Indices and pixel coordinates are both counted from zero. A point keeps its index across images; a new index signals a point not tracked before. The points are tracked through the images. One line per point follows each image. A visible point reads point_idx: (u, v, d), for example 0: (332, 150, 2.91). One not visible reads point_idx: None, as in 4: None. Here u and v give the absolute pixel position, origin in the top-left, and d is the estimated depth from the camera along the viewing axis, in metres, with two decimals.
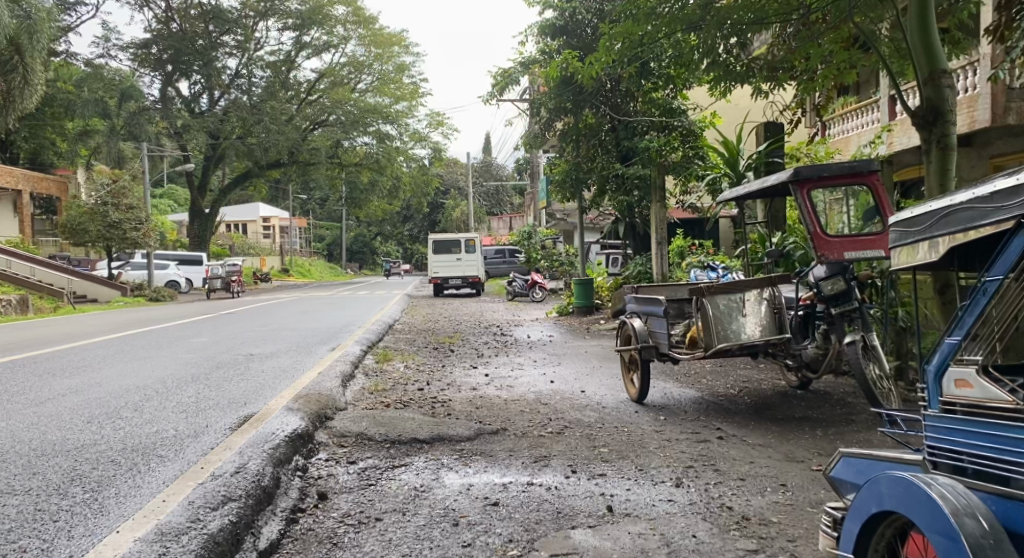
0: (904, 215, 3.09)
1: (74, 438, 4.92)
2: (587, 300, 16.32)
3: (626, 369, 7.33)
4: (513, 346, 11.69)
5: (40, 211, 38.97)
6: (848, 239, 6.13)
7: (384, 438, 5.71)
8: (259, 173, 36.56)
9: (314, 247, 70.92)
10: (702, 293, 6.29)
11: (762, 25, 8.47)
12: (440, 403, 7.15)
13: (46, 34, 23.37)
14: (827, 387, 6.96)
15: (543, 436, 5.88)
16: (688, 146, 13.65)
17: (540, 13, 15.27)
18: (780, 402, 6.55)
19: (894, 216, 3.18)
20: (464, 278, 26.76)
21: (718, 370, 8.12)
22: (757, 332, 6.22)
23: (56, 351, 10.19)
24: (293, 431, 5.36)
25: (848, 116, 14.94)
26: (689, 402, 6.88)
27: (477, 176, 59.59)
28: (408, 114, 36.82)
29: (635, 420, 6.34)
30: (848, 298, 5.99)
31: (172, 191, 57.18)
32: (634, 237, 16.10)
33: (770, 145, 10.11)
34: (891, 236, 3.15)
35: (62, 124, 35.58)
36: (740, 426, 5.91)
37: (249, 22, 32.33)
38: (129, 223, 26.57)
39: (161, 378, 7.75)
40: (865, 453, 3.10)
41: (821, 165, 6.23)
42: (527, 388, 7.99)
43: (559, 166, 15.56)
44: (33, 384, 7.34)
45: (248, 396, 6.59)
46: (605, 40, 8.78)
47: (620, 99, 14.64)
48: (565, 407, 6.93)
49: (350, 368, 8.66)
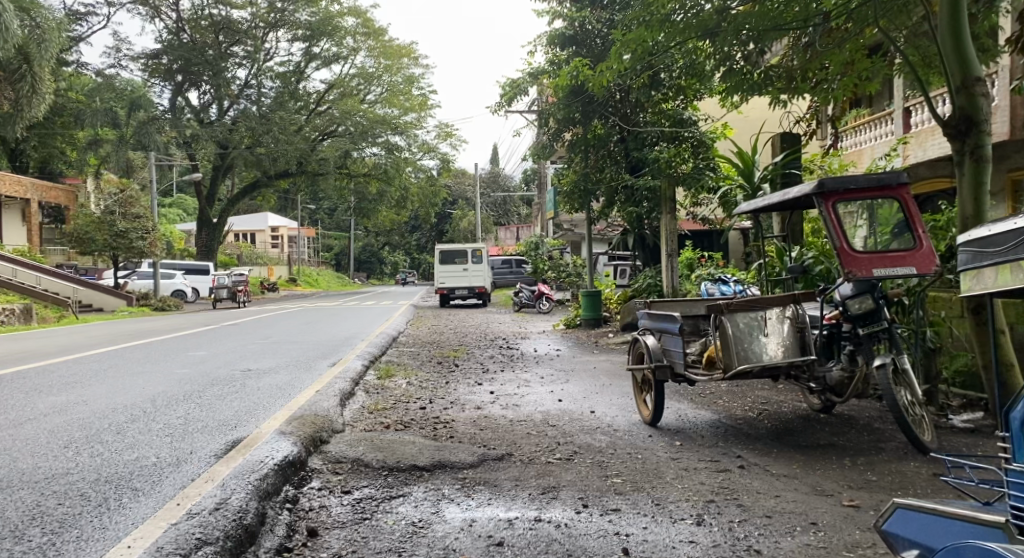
0: (978, 235, 2.87)
1: (45, 467, 4.59)
2: (595, 312, 15.94)
3: (639, 389, 6.96)
4: (520, 361, 11.32)
5: (48, 220, 38.85)
6: (877, 255, 5.72)
7: (382, 464, 5.35)
8: (267, 182, 36.42)
9: (321, 256, 70.71)
10: (721, 310, 5.90)
11: (780, 33, 8.12)
12: (442, 425, 6.80)
13: (56, 43, 23.21)
14: (853, 410, 6.58)
15: (551, 463, 5.54)
16: (699, 158, 13.29)
17: (549, 22, 14.98)
18: (802, 427, 6.16)
19: (963, 234, 2.96)
20: (470, 288, 26.39)
21: (735, 391, 7.72)
22: (780, 353, 5.84)
23: (49, 366, 9.87)
24: (284, 457, 5.02)
25: (861, 128, 14.60)
26: (705, 425, 6.51)
27: (485, 187, 59.37)
28: (417, 125, 36.57)
29: (648, 445, 5.96)
30: (878, 318, 5.65)
31: (180, 201, 57.16)
32: (643, 248, 15.74)
33: (787, 156, 9.75)
34: (959, 257, 2.94)
35: (72, 134, 35.48)
36: (762, 454, 5.53)
37: (260, 33, 32.20)
38: (135, 232, 26.27)
39: (151, 395, 7.46)
40: (926, 506, 2.84)
41: (848, 176, 5.77)
42: (535, 407, 7.62)
43: (568, 177, 15.25)
44: (16, 404, 7.04)
45: (240, 418, 6.23)
46: (616, 49, 8.47)
47: (630, 109, 14.35)
48: (574, 430, 6.56)
49: (350, 386, 8.31)
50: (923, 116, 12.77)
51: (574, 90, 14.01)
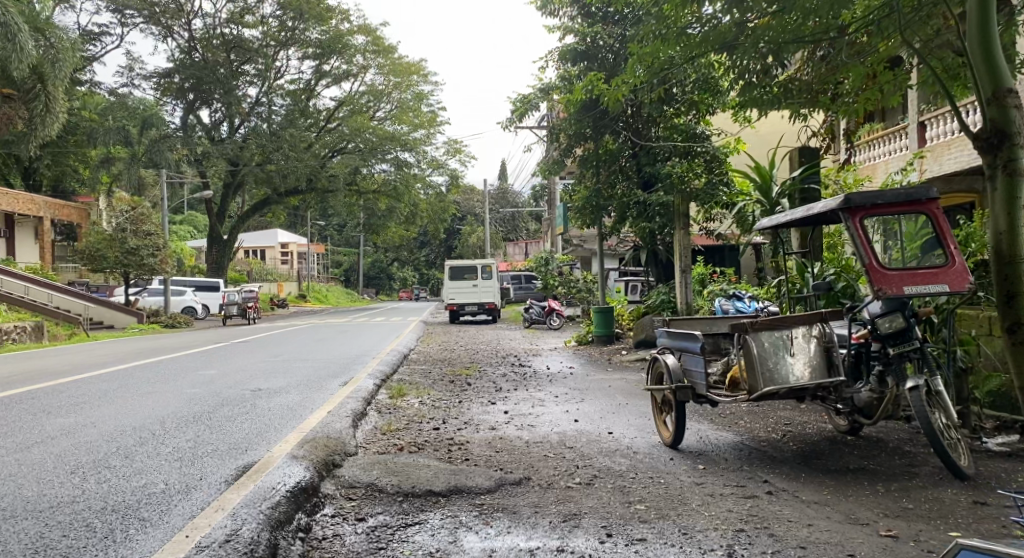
0: None
1: (50, 495, 4.44)
2: (607, 329, 15.73)
3: (659, 410, 6.78)
4: (533, 379, 11.13)
5: (60, 237, 38.97)
6: (907, 272, 5.51)
7: (397, 489, 5.19)
8: (278, 199, 36.49)
9: (331, 272, 70.77)
10: (746, 329, 5.73)
11: (799, 45, 7.86)
12: (457, 446, 6.63)
13: (70, 63, 23.32)
14: (882, 432, 6.38)
15: (570, 488, 5.37)
16: (713, 172, 13.05)
17: (560, 38, 14.91)
18: (830, 450, 5.97)
19: None
20: (480, 304, 26.24)
21: (757, 411, 7.51)
22: (807, 375, 5.65)
23: (58, 386, 9.77)
24: (296, 484, 4.88)
25: (876, 142, 14.40)
26: (728, 447, 6.31)
27: (494, 203, 59.42)
28: (426, 142, 36.59)
29: (670, 469, 5.78)
30: (909, 337, 5.44)
31: (191, 219, 57.35)
32: (656, 265, 15.53)
33: (805, 171, 9.57)
34: None
35: (85, 152, 35.63)
36: (791, 478, 5.34)
37: (270, 51, 32.32)
38: (146, 249, 26.28)
39: (160, 417, 7.32)
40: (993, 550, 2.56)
41: (877, 191, 5.63)
42: (550, 428, 7.44)
43: (579, 193, 15.02)
44: (24, 426, 6.92)
45: (250, 441, 6.08)
46: (632, 63, 8.40)
47: (641, 124, 14.35)
48: (593, 451, 6.39)
49: (361, 406, 8.15)
50: (939, 130, 12.58)
51: (585, 106, 13.92)
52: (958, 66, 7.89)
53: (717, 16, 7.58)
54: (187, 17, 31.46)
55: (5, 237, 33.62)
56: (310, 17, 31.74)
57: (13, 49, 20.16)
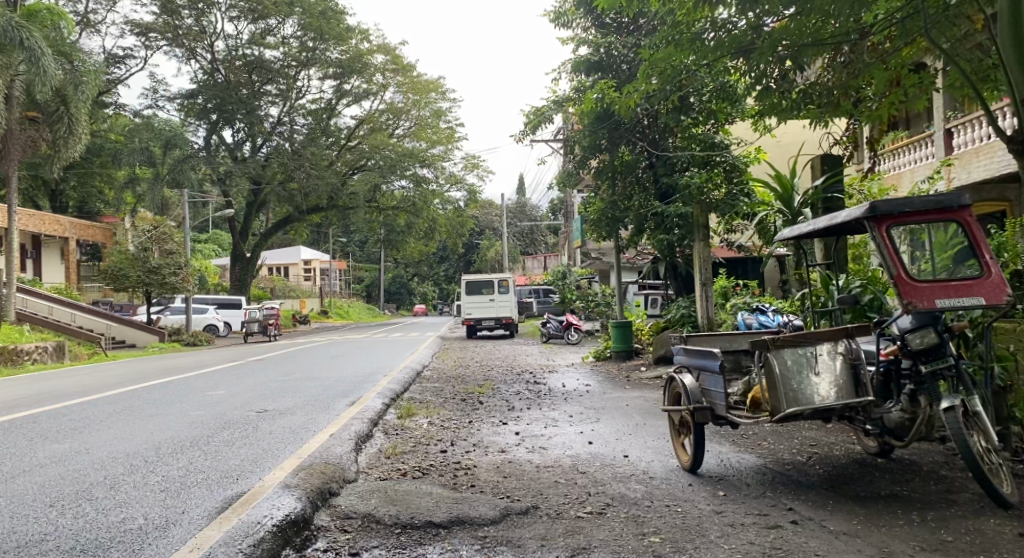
0: None
1: (16, 544, 4.21)
2: (626, 345, 15.36)
3: (676, 433, 6.42)
4: (548, 397, 10.77)
5: (86, 257, 39.20)
6: (939, 284, 5.13)
7: (395, 520, 4.87)
8: (300, 217, 36.42)
9: (353, 288, 70.78)
10: (767, 346, 5.36)
11: (819, 50, 7.45)
12: (463, 471, 6.31)
13: (93, 86, 23.51)
14: (915, 455, 5.97)
15: (581, 518, 5.03)
16: (733, 184, 13.18)
17: (574, 49, 14.64)
18: (859, 475, 5.56)
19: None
20: (497, 319, 25.93)
21: (781, 432, 7.12)
22: (832, 394, 5.25)
23: (65, 409, 9.58)
24: (284, 516, 4.62)
25: (901, 150, 13.94)
26: (750, 471, 5.94)
27: (512, 217, 59.44)
28: (445, 158, 36.36)
29: (688, 496, 5.41)
30: (942, 353, 5.04)
31: (216, 237, 57.63)
32: (675, 278, 15.09)
33: (828, 180, 9.19)
34: None
35: (110, 173, 35.82)
36: (817, 506, 4.95)
37: (292, 72, 32.27)
38: (168, 268, 26.20)
39: (158, 441, 7.07)
40: None
41: (904, 199, 5.27)
42: (562, 451, 7.08)
43: (594, 206, 14.56)
44: (17, 452, 6.71)
45: (243, 469, 5.81)
46: (645, 70, 8.07)
47: (658, 134, 13.91)
48: (607, 477, 6.03)
49: (367, 427, 7.87)
50: (967, 136, 12.11)
51: (600, 116, 13.55)
52: (988, 67, 7.47)
53: (733, 19, 7.27)
54: (209, 39, 31.58)
55: (30, 258, 33.80)
56: (330, 37, 31.71)
57: (37, 72, 20.50)
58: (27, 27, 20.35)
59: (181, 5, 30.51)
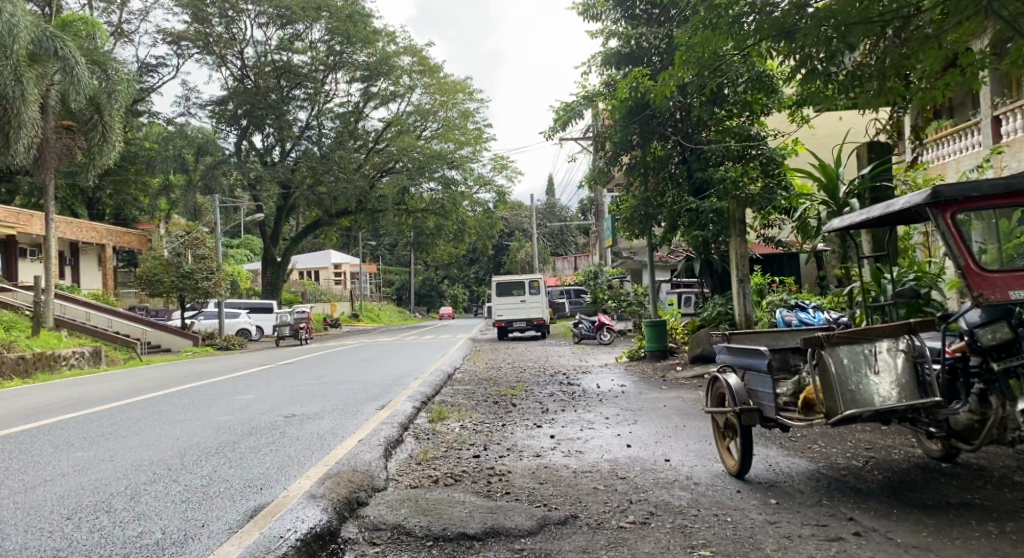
0: None
1: None
2: (660, 344, 14.98)
3: (721, 436, 6.07)
4: (582, 399, 10.45)
5: (122, 264, 39.56)
6: (1011, 273, 4.82)
7: (426, 532, 4.59)
8: (329, 221, 36.40)
9: (383, 291, 70.97)
10: (822, 343, 4.99)
11: (868, 29, 6.90)
12: (497, 478, 6.01)
13: (126, 94, 23.53)
14: (982, 459, 5.59)
15: (623, 529, 4.71)
16: (771, 176, 12.41)
17: (604, 42, 14.29)
18: (922, 481, 5.19)
19: None
20: (529, 320, 25.62)
21: (832, 434, 6.74)
22: (894, 394, 4.88)
23: (93, 415, 9.48)
24: (310, 530, 4.39)
25: (945, 140, 13.39)
26: (802, 477, 5.57)
27: (541, 217, 59.36)
28: (473, 159, 36.01)
29: (738, 505, 5.06)
30: (1018, 350, 4.67)
31: (248, 242, 58.05)
32: (710, 275, 14.67)
33: (876, 169, 8.86)
34: None
35: (144, 180, 36.09)
36: (880, 516, 4.59)
37: (319, 75, 32.29)
38: (201, 273, 26.20)
39: (183, 448, 6.87)
40: None
41: (970, 183, 4.89)
42: (600, 455, 6.76)
43: (627, 202, 14.23)
44: (40, 461, 6.54)
45: (268, 477, 5.58)
46: (682, 54, 7.65)
47: (691, 128, 13.42)
48: (649, 483, 5.70)
49: (397, 431, 7.61)
50: (1016, 124, 11.61)
51: (631, 110, 13.16)
52: None
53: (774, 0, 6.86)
54: (239, 46, 31.65)
55: (69, 265, 34.17)
56: (358, 40, 31.60)
57: (70, 81, 20.58)
58: (61, 37, 20.52)
59: (211, 13, 30.63)
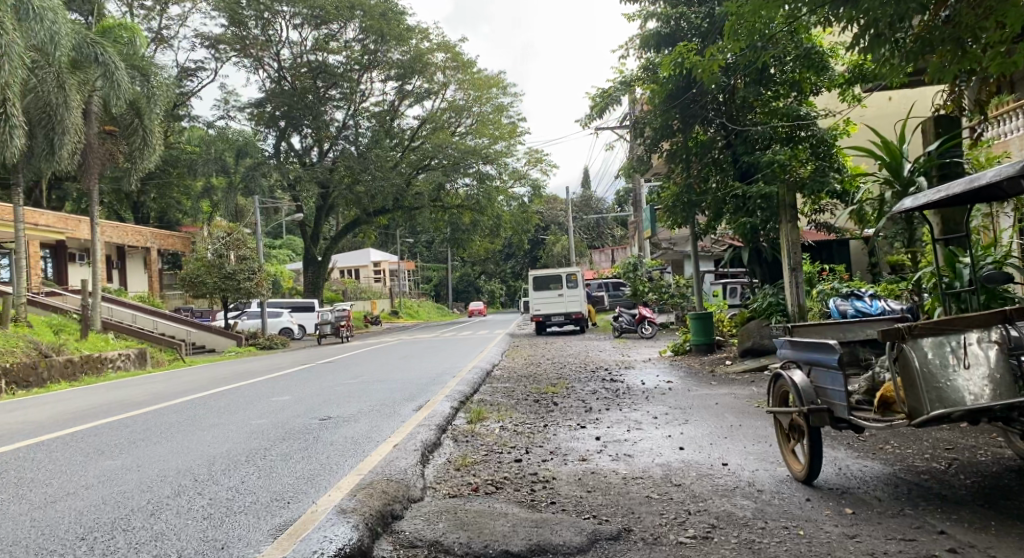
0: None
1: None
2: (706, 337, 14.38)
3: (786, 438, 5.56)
4: (628, 396, 9.96)
5: (166, 266, 39.94)
6: None
7: (465, 550, 4.19)
8: (367, 220, 36.20)
9: (421, 288, 71.23)
10: (902, 335, 4.52)
11: None
12: (541, 485, 5.58)
13: (167, 99, 23.41)
14: None
15: (686, 544, 4.26)
16: (822, 159, 11.68)
17: (643, 24, 13.71)
18: (1018, 487, 4.68)
19: None
20: (567, 314, 25.22)
21: (908, 433, 6.17)
22: (986, 393, 4.35)
23: (127, 420, 9.22)
24: (338, 550, 4.01)
25: (1005, 117, 12.70)
26: (878, 483, 5.04)
27: (577, 210, 58.89)
28: (508, 154, 35.46)
29: (808, 515, 4.58)
30: None
31: (290, 243, 58.43)
32: (760, 265, 14.05)
33: (945, 145, 8.20)
34: None
35: (186, 184, 36.33)
36: (976, 530, 4.12)
37: (355, 75, 32.11)
38: (242, 273, 26.13)
39: (212, 456, 6.55)
40: None
41: None
42: (650, 458, 6.29)
43: (669, 190, 13.69)
44: (66, 471, 6.26)
45: (297, 489, 5.21)
46: (732, 22, 7.02)
47: (737, 111, 12.68)
48: (710, 491, 5.22)
49: (435, 435, 7.20)
50: None
51: (673, 93, 12.62)
52: None
53: None
54: (275, 47, 31.57)
55: (116, 269, 34.52)
56: (391, 38, 31.29)
57: (111, 86, 20.49)
58: (101, 43, 20.44)
59: (247, 16, 30.53)
